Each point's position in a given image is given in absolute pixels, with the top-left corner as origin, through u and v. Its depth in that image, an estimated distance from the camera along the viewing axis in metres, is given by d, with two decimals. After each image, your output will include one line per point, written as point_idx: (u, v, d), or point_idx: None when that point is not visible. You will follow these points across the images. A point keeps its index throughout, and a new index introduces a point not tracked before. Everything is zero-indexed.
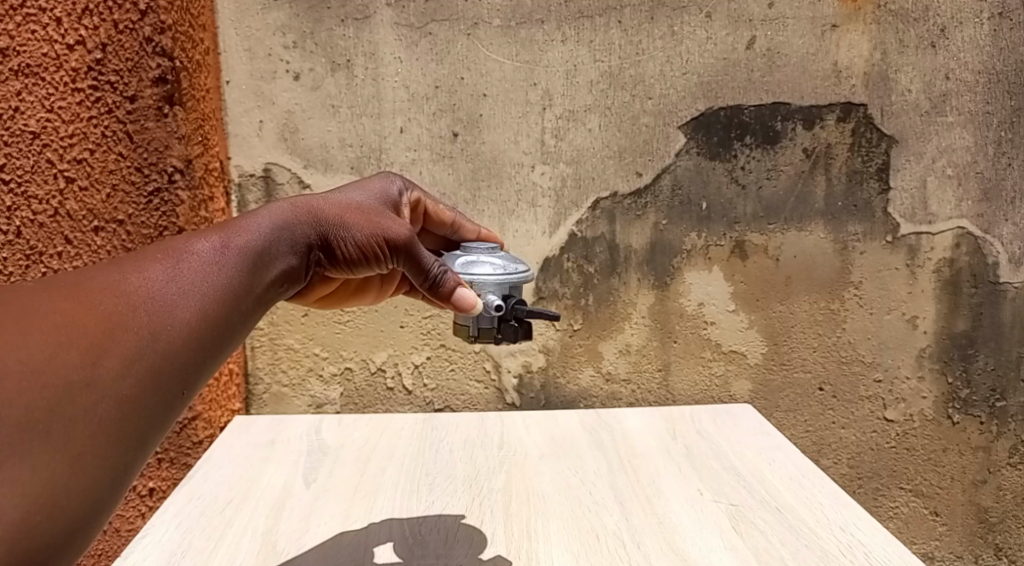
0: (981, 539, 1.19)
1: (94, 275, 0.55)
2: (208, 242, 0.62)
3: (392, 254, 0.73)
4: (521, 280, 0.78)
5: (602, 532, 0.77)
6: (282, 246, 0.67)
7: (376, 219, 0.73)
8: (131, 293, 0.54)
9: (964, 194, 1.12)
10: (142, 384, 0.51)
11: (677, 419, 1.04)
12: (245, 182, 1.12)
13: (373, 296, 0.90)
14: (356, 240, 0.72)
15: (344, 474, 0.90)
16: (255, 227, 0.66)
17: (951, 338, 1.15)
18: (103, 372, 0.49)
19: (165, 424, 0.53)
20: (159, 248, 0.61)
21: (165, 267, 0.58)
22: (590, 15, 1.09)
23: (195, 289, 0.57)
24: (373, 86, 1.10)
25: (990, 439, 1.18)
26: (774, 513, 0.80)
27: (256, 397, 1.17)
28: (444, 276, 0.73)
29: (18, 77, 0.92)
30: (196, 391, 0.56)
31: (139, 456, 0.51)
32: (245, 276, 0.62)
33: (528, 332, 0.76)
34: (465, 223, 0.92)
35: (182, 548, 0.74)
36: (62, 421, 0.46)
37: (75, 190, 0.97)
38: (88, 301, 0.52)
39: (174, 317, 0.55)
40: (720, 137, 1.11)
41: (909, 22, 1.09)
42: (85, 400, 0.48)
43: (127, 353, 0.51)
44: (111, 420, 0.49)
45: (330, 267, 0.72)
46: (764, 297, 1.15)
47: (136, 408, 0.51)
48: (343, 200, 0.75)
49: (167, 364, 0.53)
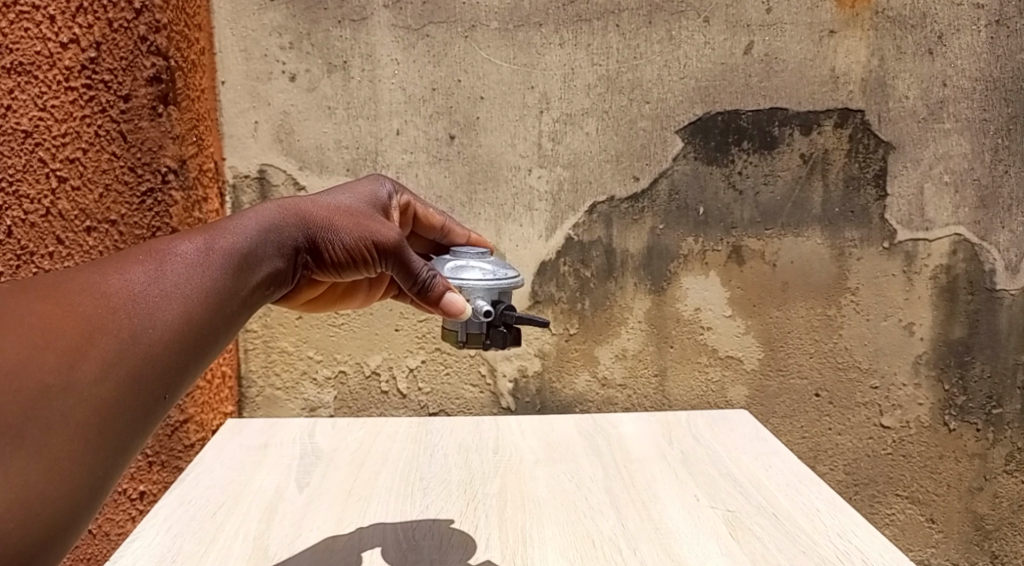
0: (977, 547, 1.19)
1: (74, 277, 0.53)
2: (191, 245, 0.61)
3: (381, 257, 0.72)
4: (510, 286, 0.77)
5: (597, 538, 0.76)
6: (268, 249, 0.66)
7: (365, 222, 0.73)
8: (112, 295, 0.53)
9: (961, 201, 1.12)
10: (121, 388, 0.50)
11: (673, 424, 1.04)
12: (239, 183, 1.11)
13: (361, 299, 0.90)
14: (344, 244, 0.71)
15: (337, 478, 0.89)
16: (241, 229, 0.65)
17: (948, 345, 1.15)
18: (81, 375, 0.48)
19: (144, 430, 0.52)
20: (140, 251, 0.59)
21: (147, 269, 0.57)
22: (588, 19, 1.09)
23: (177, 291, 0.56)
24: (370, 87, 1.09)
25: (986, 446, 1.17)
26: (771, 519, 0.80)
27: (249, 400, 1.16)
28: (433, 281, 0.72)
29: (11, 76, 0.92)
30: (177, 396, 0.55)
31: (119, 463, 0.50)
32: (229, 278, 0.61)
33: (517, 338, 0.75)
34: (455, 227, 0.91)
35: (172, 552, 0.73)
36: (37, 426, 0.45)
37: (67, 189, 0.96)
38: (66, 303, 0.50)
39: (156, 319, 0.54)
40: (717, 142, 1.11)
41: (906, 28, 1.09)
42: (62, 404, 0.46)
43: (107, 356, 0.50)
44: (89, 424, 0.47)
45: (317, 270, 0.72)
46: (761, 303, 1.14)
47: (115, 414, 0.49)
48: (331, 203, 0.74)
49: (148, 368, 0.52)
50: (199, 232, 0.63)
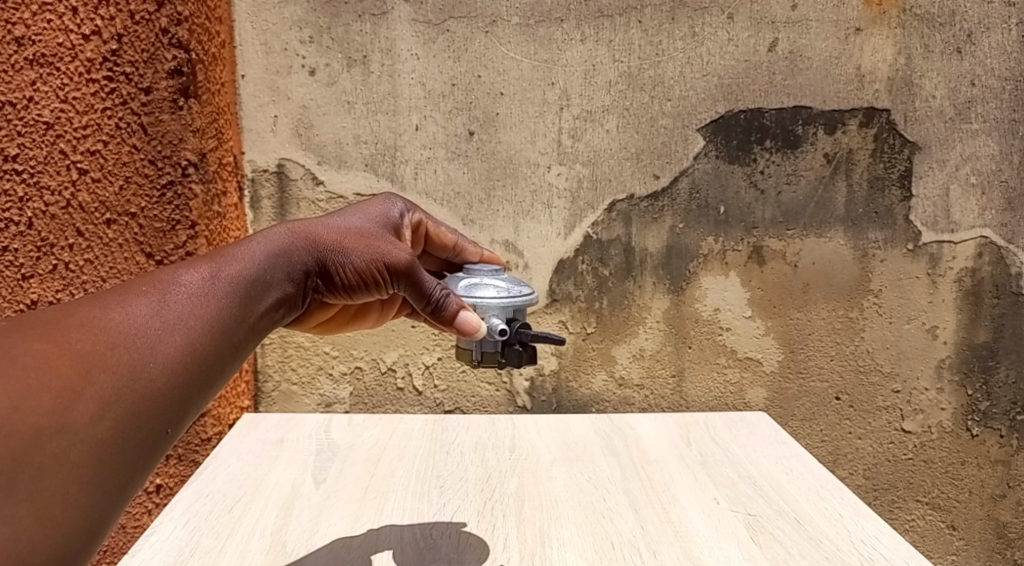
0: (999, 555, 1.17)
1: (74, 311, 0.53)
2: (196, 274, 0.60)
3: (393, 279, 0.71)
4: (525, 304, 0.76)
5: (616, 540, 0.75)
6: (276, 274, 0.66)
7: (375, 244, 0.72)
8: (112, 329, 0.53)
9: (987, 203, 1.10)
10: (119, 426, 0.50)
11: (691, 425, 1.02)
12: (258, 177, 1.11)
13: (373, 320, 0.89)
14: (355, 266, 0.70)
15: (354, 475, 0.89)
16: (247, 256, 0.64)
17: (972, 349, 1.13)
18: (77, 416, 0.47)
19: (146, 466, 0.52)
20: (142, 282, 0.59)
21: (149, 301, 0.56)
22: (610, 15, 1.08)
23: (181, 323, 0.56)
24: (390, 82, 1.08)
25: (1010, 453, 1.15)
26: (793, 524, 0.79)
27: (265, 395, 1.15)
28: (446, 301, 0.71)
29: (33, 67, 0.93)
30: (182, 428, 0.55)
31: (118, 502, 0.50)
32: (235, 307, 0.60)
33: (533, 357, 0.74)
34: (468, 246, 0.90)
35: (189, 547, 0.73)
36: (29, 470, 0.44)
37: (87, 181, 0.96)
38: (65, 340, 0.50)
39: (157, 355, 0.53)
40: (739, 140, 1.10)
41: (935, 27, 1.07)
42: (56, 446, 0.46)
43: (104, 395, 0.49)
44: (84, 466, 0.47)
45: (327, 293, 0.71)
46: (782, 304, 1.13)
47: (112, 453, 0.49)
48: (341, 224, 0.73)
49: (149, 404, 0.52)
50: (202, 260, 0.62)
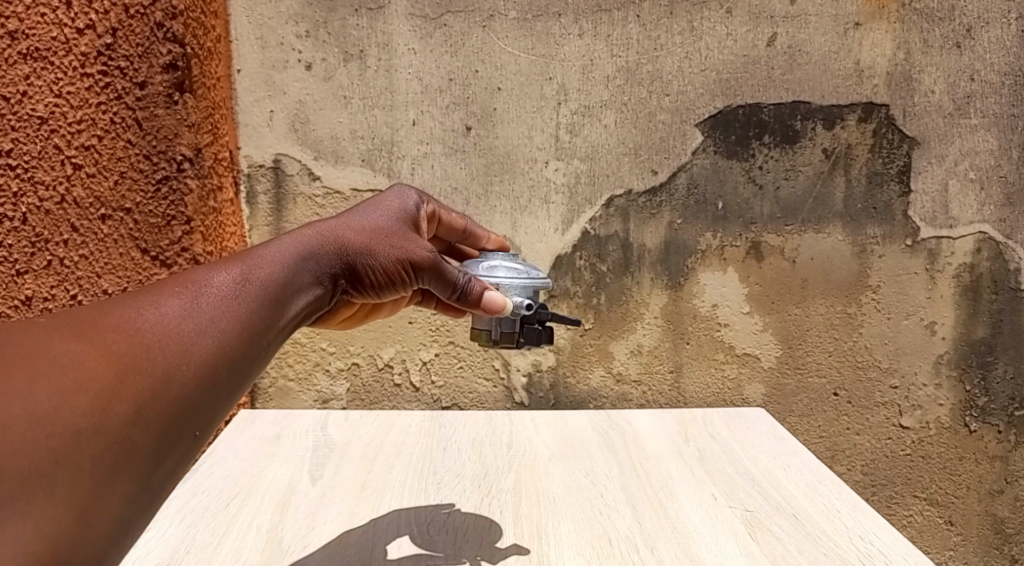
0: (996, 551, 1.17)
1: (110, 310, 0.53)
2: (228, 274, 0.60)
3: (417, 276, 0.72)
4: (542, 285, 0.78)
5: (614, 536, 0.75)
6: (305, 276, 0.66)
7: (398, 243, 0.72)
8: (148, 331, 0.52)
9: (986, 198, 1.10)
10: (154, 429, 0.49)
11: (688, 421, 1.02)
12: (254, 173, 1.11)
13: (390, 309, 0.87)
14: (380, 266, 0.71)
15: (351, 471, 0.88)
16: (275, 257, 0.64)
17: (970, 345, 1.13)
18: (113, 418, 0.47)
19: (178, 468, 0.52)
20: (171, 284, 0.59)
21: (182, 301, 0.56)
22: (608, 9, 1.07)
23: (214, 325, 0.56)
24: (387, 77, 1.08)
25: (1008, 448, 1.15)
26: (791, 520, 0.79)
27: (262, 391, 1.15)
28: (471, 285, 0.72)
29: (27, 61, 0.90)
30: (214, 429, 0.55)
31: (151, 504, 0.50)
32: (267, 309, 0.60)
33: (551, 336, 0.76)
34: (477, 231, 0.91)
35: (185, 544, 0.72)
36: (65, 473, 0.44)
37: (82, 177, 0.94)
38: (102, 341, 0.50)
39: (191, 357, 0.53)
40: (738, 136, 1.09)
41: (934, 21, 1.07)
42: (92, 449, 0.46)
43: (141, 397, 0.49)
44: (119, 469, 0.47)
45: (354, 292, 0.72)
46: (780, 300, 1.13)
47: (146, 456, 0.49)
48: (364, 222, 0.73)
49: (183, 407, 0.51)
50: (231, 259, 0.62)
